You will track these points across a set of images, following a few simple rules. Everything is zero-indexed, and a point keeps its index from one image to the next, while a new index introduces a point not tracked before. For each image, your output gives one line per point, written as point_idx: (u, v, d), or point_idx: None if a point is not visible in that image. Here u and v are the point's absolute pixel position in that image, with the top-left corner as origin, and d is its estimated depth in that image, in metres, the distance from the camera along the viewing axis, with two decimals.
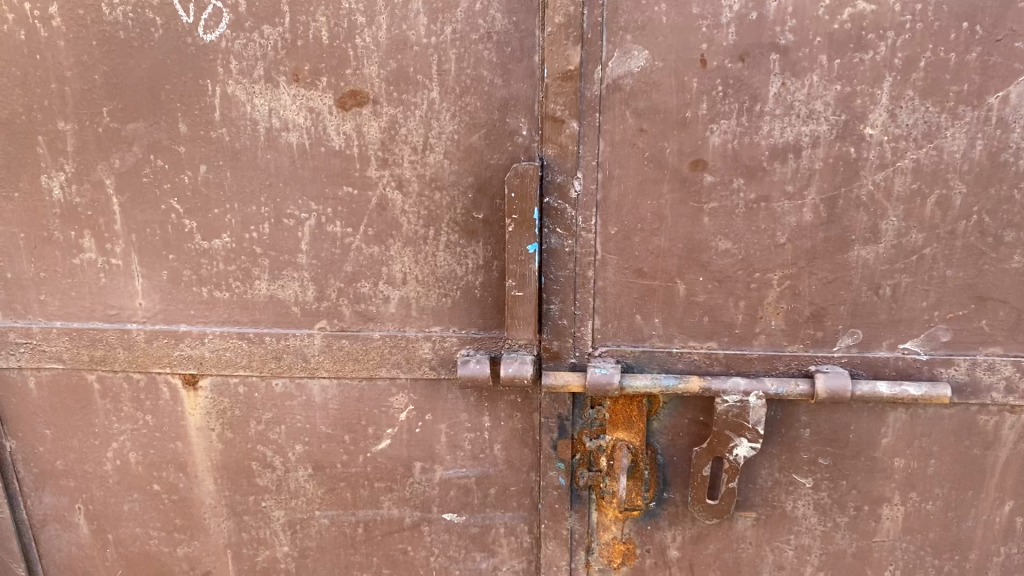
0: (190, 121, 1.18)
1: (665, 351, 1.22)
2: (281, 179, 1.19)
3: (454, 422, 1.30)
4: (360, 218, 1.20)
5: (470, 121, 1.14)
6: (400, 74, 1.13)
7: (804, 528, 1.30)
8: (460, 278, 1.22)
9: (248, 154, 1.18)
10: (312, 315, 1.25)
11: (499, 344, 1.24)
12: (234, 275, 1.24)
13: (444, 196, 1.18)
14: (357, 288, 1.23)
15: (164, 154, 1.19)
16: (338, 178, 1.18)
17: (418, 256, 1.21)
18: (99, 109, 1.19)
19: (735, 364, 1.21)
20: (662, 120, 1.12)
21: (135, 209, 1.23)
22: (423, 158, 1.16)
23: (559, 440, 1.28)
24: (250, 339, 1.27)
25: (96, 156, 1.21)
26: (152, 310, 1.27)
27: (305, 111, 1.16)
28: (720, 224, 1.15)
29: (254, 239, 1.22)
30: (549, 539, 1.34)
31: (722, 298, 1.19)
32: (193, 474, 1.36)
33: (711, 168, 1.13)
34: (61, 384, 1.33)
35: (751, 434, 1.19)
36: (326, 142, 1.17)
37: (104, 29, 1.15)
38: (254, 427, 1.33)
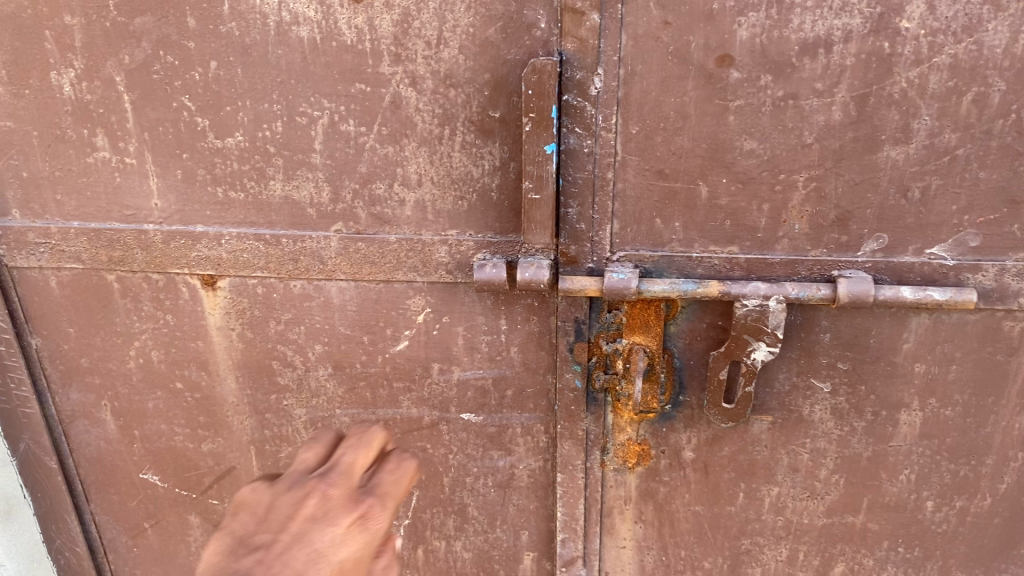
0: (199, 15, 1.14)
1: (684, 255, 1.20)
2: (293, 76, 1.16)
3: (471, 325, 1.31)
4: (375, 117, 1.17)
5: (486, 13, 1.10)
6: None
7: (820, 432, 1.31)
8: (476, 179, 1.19)
9: (258, 49, 1.15)
10: (328, 218, 1.24)
11: (515, 247, 1.22)
12: (249, 176, 1.23)
13: (459, 94, 1.14)
14: (372, 190, 1.22)
15: (173, 50, 1.16)
16: (350, 75, 1.15)
17: (433, 157, 1.19)
18: (106, 2, 1.15)
19: (756, 269, 1.19)
20: (687, 12, 1.06)
21: (146, 107, 1.21)
22: (437, 54, 1.13)
23: (575, 344, 1.28)
24: (267, 241, 1.26)
25: (105, 51, 1.18)
26: (168, 210, 1.27)
27: (315, 3, 1.11)
28: (746, 122, 1.11)
29: (267, 137, 1.20)
30: (565, 440, 1.35)
31: (746, 202, 1.16)
32: (215, 373, 1.38)
33: (737, 63, 1.08)
34: (82, 284, 1.34)
35: (770, 338, 1.19)
36: (337, 36, 1.13)
37: None
38: (274, 327, 1.33)
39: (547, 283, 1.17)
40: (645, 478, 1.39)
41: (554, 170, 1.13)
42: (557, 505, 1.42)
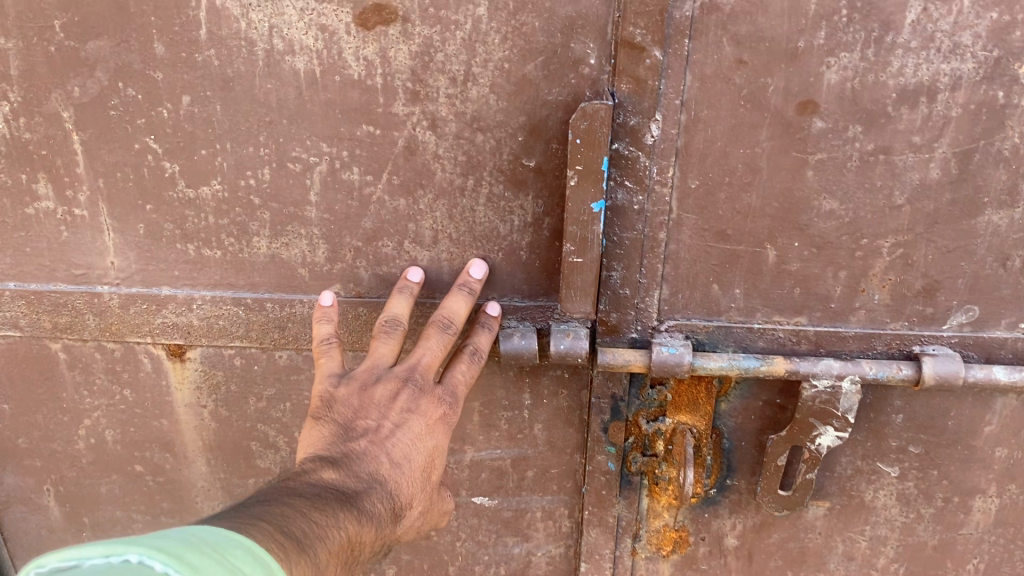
0: (168, 40, 0.95)
1: (745, 327, 1.03)
2: (287, 115, 0.98)
3: (487, 396, 1.15)
4: (384, 164, 1.00)
5: (524, 46, 0.92)
6: None
7: (882, 519, 1.16)
8: (503, 237, 1.03)
9: (243, 82, 0.96)
10: (325, 279, 1.07)
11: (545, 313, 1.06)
12: (229, 229, 1.04)
13: (487, 139, 0.97)
14: (378, 248, 1.04)
15: (135, 81, 0.97)
16: (356, 115, 0.97)
17: (454, 212, 1.02)
18: (50, 22, 0.94)
19: (826, 343, 1.03)
20: (767, 50, 0.89)
21: (101, 148, 1.01)
22: (463, 92, 0.95)
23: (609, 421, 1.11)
24: (249, 305, 1.08)
25: (48, 81, 0.97)
26: (128, 270, 1.08)
27: (315, 29, 0.93)
28: (827, 179, 0.95)
29: (251, 187, 1.02)
30: (592, 526, 1.19)
31: (820, 268, 1.00)
32: (182, 455, 1.20)
33: (822, 111, 0.91)
34: (19, 354, 1.14)
35: (839, 423, 1.04)
36: (342, 70, 0.95)
37: None
38: (254, 404, 1.16)
39: (584, 357, 1.00)
40: (681, 566, 1.23)
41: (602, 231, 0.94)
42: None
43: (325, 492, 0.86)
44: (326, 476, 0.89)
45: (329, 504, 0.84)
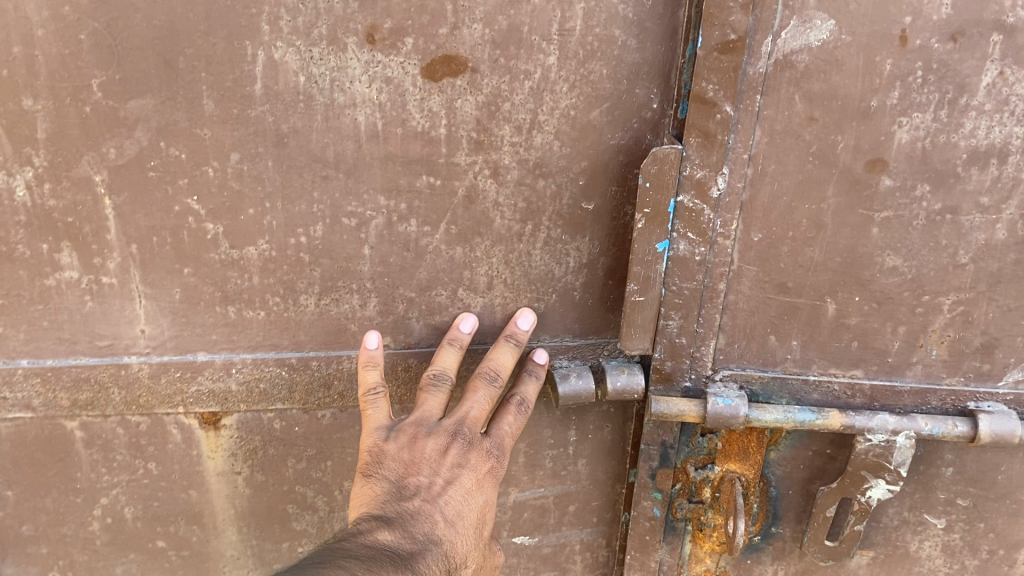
0: (218, 96, 0.93)
1: (800, 379, 1.03)
2: (343, 170, 0.98)
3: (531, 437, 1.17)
4: (444, 214, 1.01)
5: (591, 93, 0.95)
6: (510, 34, 0.91)
7: (926, 570, 1.15)
8: (558, 278, 1.06)
9: (299, 137, 0.96)
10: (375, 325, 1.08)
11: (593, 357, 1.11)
12: (277, 285, 1.04)
13: (548, 184, 1.00)
14: (432, 297, 1.07)
15: (180, 140, 0.94)
16: (418, 166, 0.98)
17: (510, 256, 1.05)
18: (88, 81, 0.90)
19: (880, 397, 1.03)
20: (840, 108, 0.89)
21: (137, 211, 0.98)
22: (528, 140, 0.97)
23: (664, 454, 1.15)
24: (290, 365, 1.09)
25: (81, 143, 0.94)
26: (160, 337, 1.06)
27: (378, 82, 0.93)
28: (892, 237, 0.94)
29: (301, 244, 1.02)
30: (633, 571, 1.18)
31: (879, 323, 0.99)
32: (210, 526, 1.22)
33: (891, 169, 0.91)
34: (29, 436, 1.11)
35: (891, 476, 1.03)
36: (406, 121, 0.96)
37: None
38: (292, 466, 1.19)
39: (640, 392, 1.03)
40: None
41: (663, 271, 0.97)
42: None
43: (381, 553, 0.86)
44: (381, 536, 0.90)
45: (385, 566, 0.85)
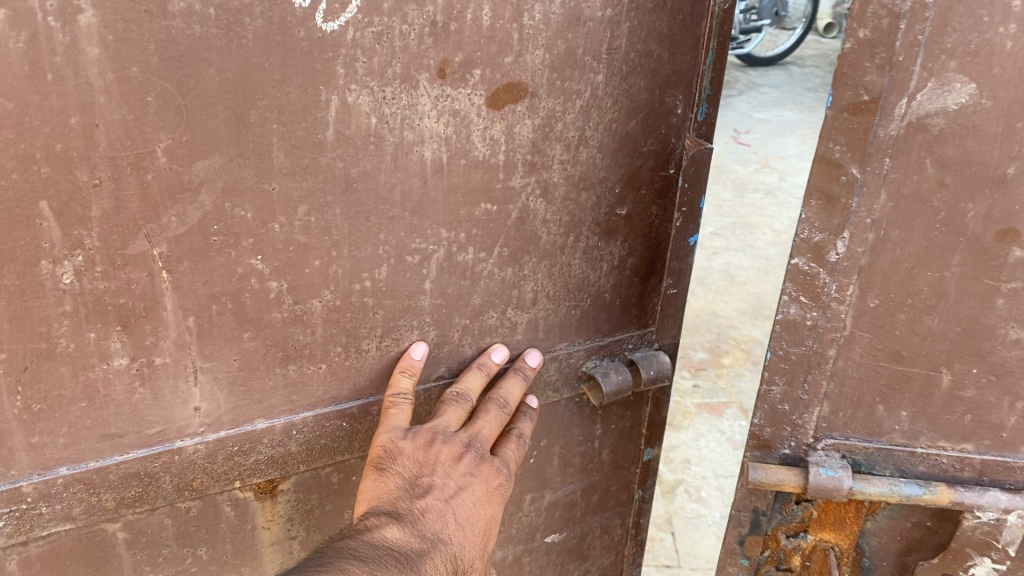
0: (286, 146, 1.39)
1: (908, 451, 1.27)
2: (410, 208, 1.56)
3: (548, 401, 1.93)
4: (498, 238, 1.69)
5: (631, 103, 1.68)
6: (571, 54, 1.57)
7: None
8: (593, 281, 1.85)
9: (364, 177, 1.49)
10: (451, 306, 1.71)
11: (604, 346, 1.96)
12: (336, 329, 1.60)
13: (589, 195, 1.74)
14: (485, 317, 1.77)
15: (238, 194, 1.39)
16: (476, 197, 1.62)
17: (553, 267, 1.78)
18: (155, 146, 1.30)
19: (992, 472, 1.25)
20: (973, 173, 1.11)
21: (200, 267, 1.42)
22: (574, 155, 1.68)
23: (675, 287, 1.97)
24: (349, 416, 1.70)
25: (143, 218, 1.34)
26: (216, 413, 1.55)
27: (446, 116, 1.51)
28: (1013, 310, 1.17)
29: (363, 285, 1.58)
30: None
31: (995, 396, 1.22)
32: (258, 563, 1.78)
33: (1019, 240, 1.13)
34: (78, 549, 1.54)
35: (997, 554, 1.24)
36: (470, 150, 1.57)
37: (164, 31, 1.23)
38: (337, 502, 1.81)
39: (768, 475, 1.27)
40: None
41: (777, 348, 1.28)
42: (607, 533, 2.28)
43: (385, 554, 1.45)
44: (388, 533, 1.49)
45: (385, 565, 1.44)
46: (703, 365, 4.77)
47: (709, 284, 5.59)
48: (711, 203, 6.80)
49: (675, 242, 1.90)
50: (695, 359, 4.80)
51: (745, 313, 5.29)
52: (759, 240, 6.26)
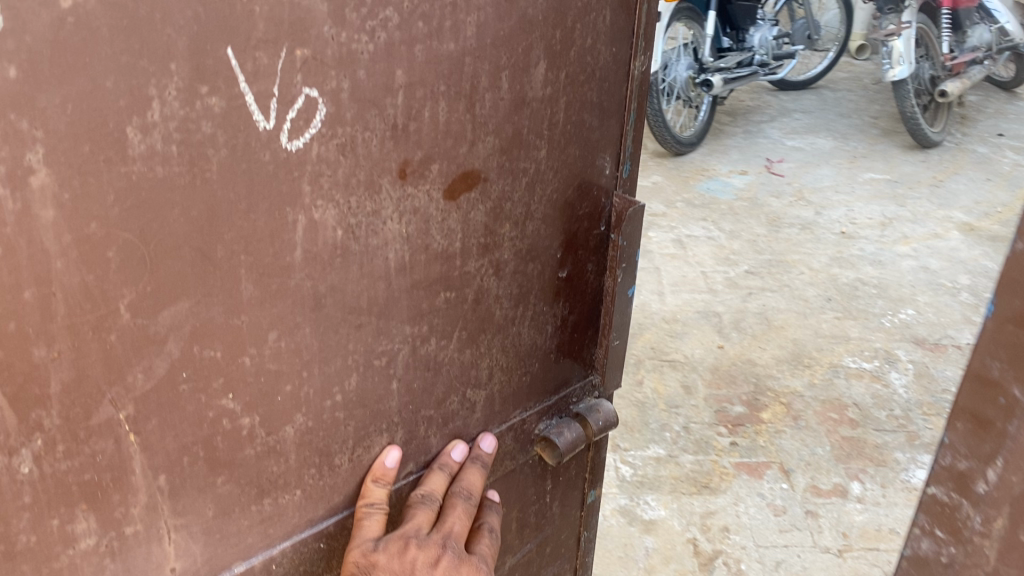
0: (257, 276, 1.27)
1: None
2: (376, 310, 1.48)
3: (507, 470, 1.92)
4: (458, 322, 1.64)
5: (567, 169, 1.70)
6: (517, 135, 1.55)
7: None
8: (539, 346, 1.86)
9: (334, 293, 1.39)
10: (417, 399, 1.65)
11: (553, 405, 1.98)
12: (311, 451, 1.49)
13: (534, 266, 1.74)
14: (449, 403, 1.72)
15: (208, 336, 1.25)
16: (439, 288, 1.57)
17: (505, 339, 1.77)
18: (118, 304, 1.13)
19: None
20: None
21: (171, 423, 1.26)
22: (522, 230, 1.67)
23: (618, 339, 2.02)
24: (327, 536, 1.59)
25: (109, 384, 1.17)
26: (192, 566, 1.40)
27: (408, 214, 1.44)
28: None
29: (334, 399, 1.48)
30: None
31: None
32: None
33: None
34: None
35: None
36: (432, 240, 1.51)
37: (128, 175, 1.07)
38: None
39: None
40: None
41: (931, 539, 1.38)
42: (559, 574, 2.40)
43: None
44: None
45: None
46: (738, 421, 4.83)
47: (744, 329, 5.70)
48: (744, 238, 6.97)
49: (618, 296, 1.95)
50: (733, 415, 4.87)
51: (784, 364, 5.36)
52: (797, 279, 6.37)
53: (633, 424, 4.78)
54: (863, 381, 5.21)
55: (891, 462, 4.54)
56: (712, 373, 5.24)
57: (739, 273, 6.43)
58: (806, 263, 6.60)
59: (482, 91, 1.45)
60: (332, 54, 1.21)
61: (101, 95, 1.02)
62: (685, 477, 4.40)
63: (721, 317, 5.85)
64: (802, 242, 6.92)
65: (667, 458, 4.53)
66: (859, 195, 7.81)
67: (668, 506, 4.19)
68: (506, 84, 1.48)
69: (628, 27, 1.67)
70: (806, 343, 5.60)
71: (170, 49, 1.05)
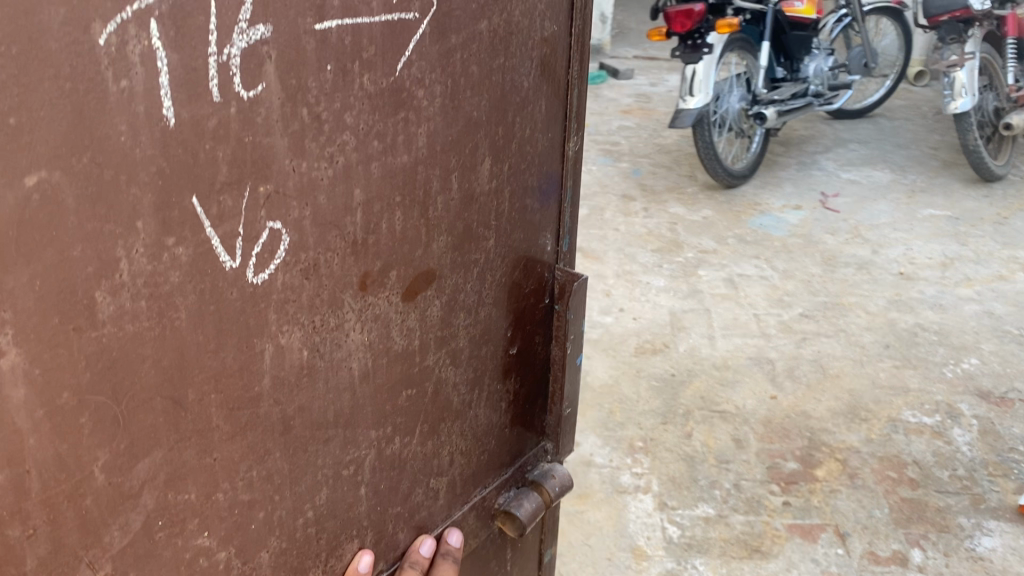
0: (225, 413, 1.57)
1: None
2: (342, 421, 1.84)
3: (472, 546, 2.38)
4: (420, 416, 2.05)
5: (512, 250, 2.16)
6: (467, 231, 1.98)
7: None
8: (493, 423, 2.33)
9: (300, 416, 1.73)
10: (385, 499, 2.03)
11: (508, 478, 2.47)
12: (285, 568, 1.83)
13: (486, 348, 2.19)
14: (415, 489, 2.12)
15: (179, 480, 1.53)
16: (400, 388, 1.96)
17: (462, 426, 2.21)
18: (93, 462, 1.39)
19: None
20: None
21: (150, 558, 1.54)
22: (475, 318, 2.12)
23: (568, 407, 2.52)
24: None
25: (88, 536, 1.43)
26: None
27: (371, 321, 1.82)
28: None
29: (310, 506, 1.83)
30: None
31: None
32: None
33: None
34: None
35: None
36: (393, 342, 1.90)
37: (102, 349, 1.34)
38: None
39: None
40: None
41: None
42: None
43: None
44: None
45: None
46: (793, 479, 4.59)
47: (799, 378, 5.45)
48: (800, 279, 6.69)
49: (566, 364, 2.44)
50: (785, 472, 4.63)
51: (839, 417, 5.09)
52: (854, 325, 6.06)
53: (680, 480, 4.58)
54: (923, 437, 4.91)
55: (952, 528, 4.26)
56: (764, 426, 5.00)
57: (793, 316, 6.17)
58: (863, 307, 6.32)
59: (433, 194, 1.85)
60: (293, 185, 1.54)
61: (69, 266, 1.26)
62: (735, 540, 4.21)
63: (774, 367, 5.57)
64: (859, 282, 6.65)
65: (717, 520, 4.32)
66: (916, 232, 7.51)
67: (717, 572, 4.02)
68: (455, 185, 1.90)
69: (556, 116, 2.17)
70: (865, 394, 5.30)
71: (134, 208, 1.30)
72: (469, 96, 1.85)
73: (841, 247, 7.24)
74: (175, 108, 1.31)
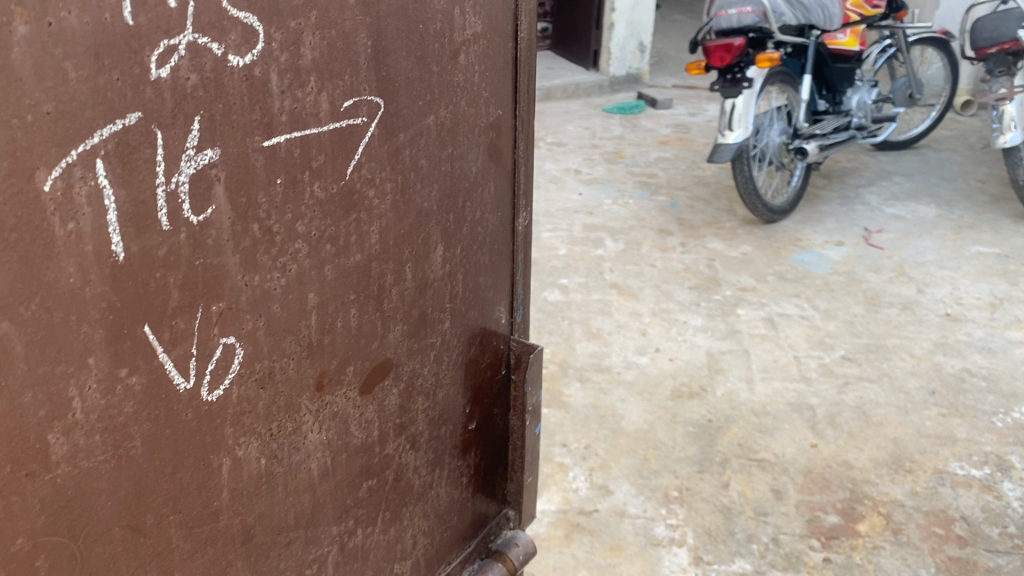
0: (185, 532, 1.53)
1: None
2: (303, 523, 1.80)
3: None
4: (380, 505, 2.01)
5: (465, 328, 2.11)
6: (422, 318, 1.93)
7: None
8: (456, 499, 2.29)
9: (259, 522, 1.69)
10: None
11: (470, 551, 2.42)
12: None
13: (444, 428, 2.14)
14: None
15: None
16: (360, 480, 1.91)
17: (426, 508, 2.17)
18: None
19: None
20: None
21: None
22: (433, 399, 2.06)
23: (529, 477, 2.47)
24: None
25: None
26: None
27: (327, 419, 1.76)
28: None
29: None
30: None
31: None
32: None
33: None
34: None
35: None
36: (353, 437, 1.85)
37: (58, 490, 1.30)
38: None
39: None
40: None
41: None
42: None
43: None
44: None
45: None
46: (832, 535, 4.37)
47: (841, 428, 5.19)
48: (841, 318, 6.45)
49: (525, 432, 2.38)
50: (826, 527, 4.41)
51: (881, 467, 4.86)
52: (897, 369, 5.81)
53: (717, 534, 4.36)
54: (970, 491, 4.67)
55: None
56: (804, 476, 4.77)
57: (834, 359, 5.91)
58: (908, 350, 6.05)
59: (388, 287, 1.80)
60: (246, 298, 1.49)
61: (18, 412, 1.22)
62: None
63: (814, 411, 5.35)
64: (903, 324, 6.39)
65: None
66: (963, 270, 7.23)
67: None
68: (409, 275, 1.85)
69: (506, 196, 2.12)
70: (909, 443, 5.05)
71: (86, 345, 1.26)
72: (420, 188, 1.80)
73: (884, 285, 6.98)
74: (124, 243, 1.27)
